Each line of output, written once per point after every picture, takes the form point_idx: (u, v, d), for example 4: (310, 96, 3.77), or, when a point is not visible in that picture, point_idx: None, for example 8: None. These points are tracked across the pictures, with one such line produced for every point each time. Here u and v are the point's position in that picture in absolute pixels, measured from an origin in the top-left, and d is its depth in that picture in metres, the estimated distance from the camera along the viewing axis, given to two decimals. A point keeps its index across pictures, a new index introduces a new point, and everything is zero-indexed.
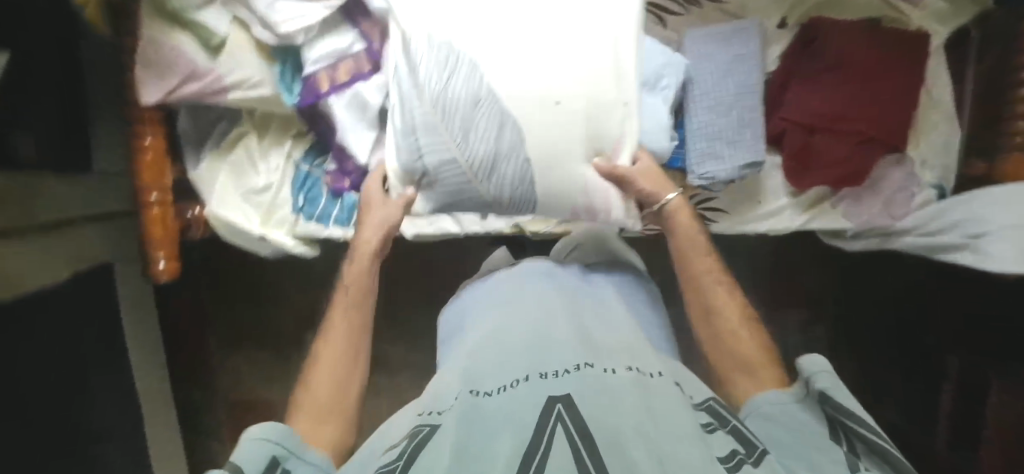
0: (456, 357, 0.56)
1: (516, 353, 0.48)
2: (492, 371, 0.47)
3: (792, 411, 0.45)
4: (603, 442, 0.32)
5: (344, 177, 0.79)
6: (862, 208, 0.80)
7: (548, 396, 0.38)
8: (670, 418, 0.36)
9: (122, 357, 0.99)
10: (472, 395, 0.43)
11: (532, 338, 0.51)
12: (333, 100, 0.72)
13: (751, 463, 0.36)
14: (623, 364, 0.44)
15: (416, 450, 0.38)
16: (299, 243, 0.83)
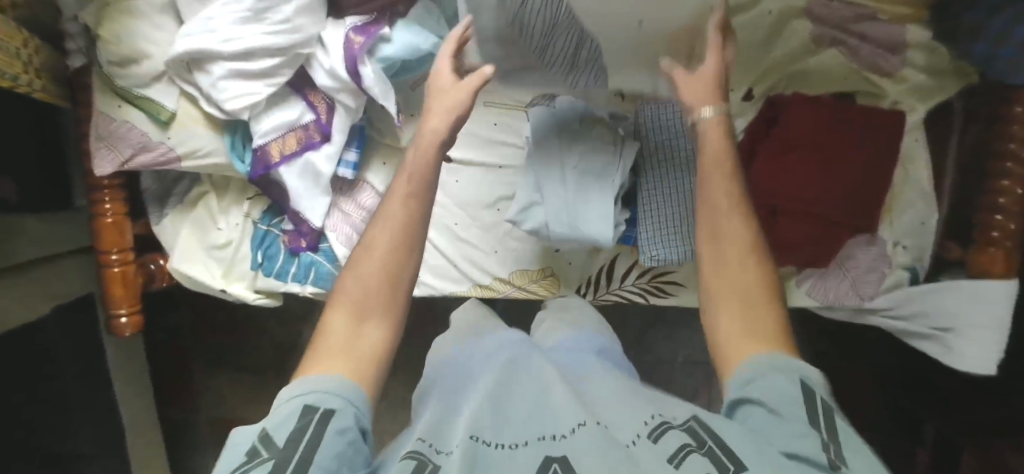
0: (456, 394, 0.47)
1: (527, 409, 0.41)
2: (499, 419, 0.40)
3: (774, 384, 0.37)
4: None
5: (301, 237, 0.80)
6: (829, 289, 0.76)
7: (544, 459, 0.35)
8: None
9: (104, 382, 1.04)
10: (475, 439, 0.37)
11: (529, 389, 0.44)
12: (282, 170, 0.73)
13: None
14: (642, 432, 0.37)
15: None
16: (261, 296, 0.84)
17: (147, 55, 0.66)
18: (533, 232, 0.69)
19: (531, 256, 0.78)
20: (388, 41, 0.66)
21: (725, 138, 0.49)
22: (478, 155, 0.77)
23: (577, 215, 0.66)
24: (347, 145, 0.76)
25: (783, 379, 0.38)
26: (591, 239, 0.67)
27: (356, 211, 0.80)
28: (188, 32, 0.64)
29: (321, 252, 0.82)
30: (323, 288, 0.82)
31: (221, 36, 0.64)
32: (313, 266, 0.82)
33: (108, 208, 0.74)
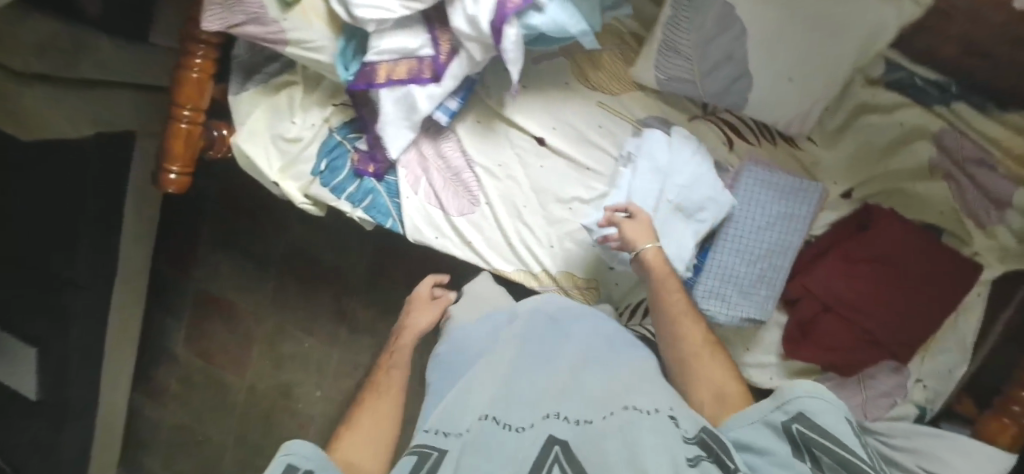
0: (472, 378, 0.60)
1: (527, 400, 0.53)
2: (505, 402, 0.53)
3: (759, 427, 0.46)
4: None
5: (371, 162, 0.79)
6: (840, 397, 0.78)
7: (545, 438, 0.46)
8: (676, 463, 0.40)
9: (117, 221, 1.02)
10: (485, 420, 0.50)
11: (520, 384, 0.56)
12: (383, 93, 0.72)
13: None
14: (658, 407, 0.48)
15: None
16: (308, 202, 0.83)
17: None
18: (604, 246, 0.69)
19: (582, 264, 0.78)
20: (540, 10, 0.63)
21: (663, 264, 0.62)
22: (573, 150, 0.75)
23: (653, 247, 0.66)
24: (453, 94, 0.73)
25: (768, 414, 0.46)
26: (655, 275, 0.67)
27: (432, 158, 0.79)
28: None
29: (383, 184, 0.81)
30: (373, 218, 0.82)
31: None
32: (371, 194, 0.81)
33: (197, 64, 0.72)
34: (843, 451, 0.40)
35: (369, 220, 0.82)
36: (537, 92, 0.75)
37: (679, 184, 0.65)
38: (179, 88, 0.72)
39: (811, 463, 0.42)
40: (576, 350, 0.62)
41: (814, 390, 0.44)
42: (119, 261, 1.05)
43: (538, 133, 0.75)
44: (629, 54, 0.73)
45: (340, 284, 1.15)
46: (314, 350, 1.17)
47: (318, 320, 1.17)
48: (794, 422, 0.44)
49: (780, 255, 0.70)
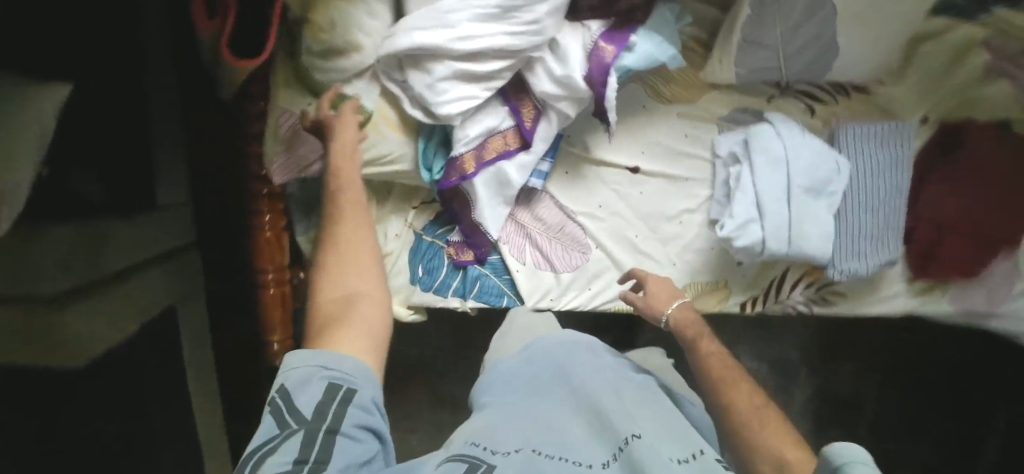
0: (510, 411, 0.52)
1: (580, 439, 0.47)
2: (551, 439, 0.46)
3: None
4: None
5: (471, 249, 0.75)
6: (965, 296, 0.84)
7: None
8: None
9: (185, 400, 0.93)
10: (535, 453, 0.43)
11: (587, 418, 0.50)
12: (476, 181, 0.68)
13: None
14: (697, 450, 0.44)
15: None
16: (414, 313, 0.78)
17: (359, 47, 0.60)
18: (745, 250, 0.69)
19: (707, 270, 0.78)
20: (631, 49, 0.63)
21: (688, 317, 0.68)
22: (667, 168, 0.75)
23: (799, 232, 0.67)
24: (544, 156, 0.70)
25: None
26: (805, 257, 0.68)
27: (532, 223, 0.76)
28: (422, 23, 0.56)
29: (488, 265, 0.77)
30: (487, 303, 0.77)
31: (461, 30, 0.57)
32: (479, 280, 0.77)
33: (268, 218, 0.65)
34: None
35: (483, 306, 0.78)
36: (618, 128, 0.74)
37: (801, 168, 0.67)
38: (261, 252, 0.64)
39: None
40: (620, 384, 0.56)
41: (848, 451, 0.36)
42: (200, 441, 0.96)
43: (630, 163, 0.75)
44: (695, 58, 0.73)
45: (428, 371, 1.11)
46: (424, 446, 1.12)
47: (416, 414, 1.12)
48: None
49: (896, 195, 0.72)
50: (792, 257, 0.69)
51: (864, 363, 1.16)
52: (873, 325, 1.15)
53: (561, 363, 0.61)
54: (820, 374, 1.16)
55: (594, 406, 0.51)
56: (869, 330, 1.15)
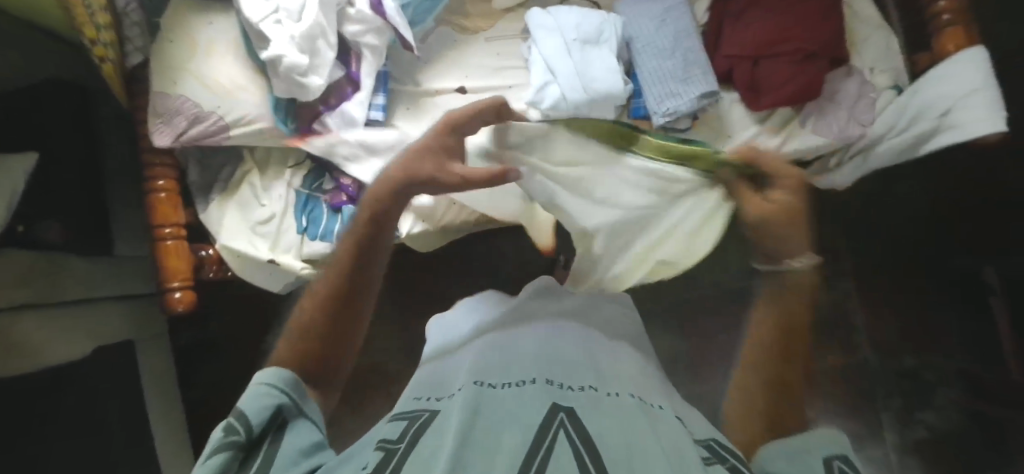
0: (457, 366, 0.56)
1: (532, 364, 0.51)
2: (497, 372, 0.50)
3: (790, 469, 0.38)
4: (606, 460, 0.36)
5: (342, 192, 0.85)
6: (831, 121, 0.82)
7: (554, 403, 0.42)
8: (675, 443, 0.40)
9: (145, 434, 0.97)
10: (478, 386, 0.46)
11: (548, 348, 0.55)
12: (325, 120, 0.81)
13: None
14: (622, 391, 0.48)
15: (419, 432, 0.41)
16: (307, 265, 0.84)
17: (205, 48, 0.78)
18: (554, 111, 0.74)
19: None
20: None
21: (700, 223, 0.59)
22: (490, 81, 0.84)
23: (588, 77, 0.73)
24: (374, 90, 0.82)
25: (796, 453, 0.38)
26: (607, 96, 0.74)
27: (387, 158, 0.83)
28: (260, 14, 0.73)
29: None
30: None
31: (289, 32, 0.74)
32: None
33: (162, 184, 0.78)
34: None
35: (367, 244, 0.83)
36: (438, 61, 0.86)
37: (572, 27, 0.76)
38: (155, 208, 0.77)
39: None
40: (575, 324, 0.63)
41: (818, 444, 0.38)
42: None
43: (454, 86, 0.85)
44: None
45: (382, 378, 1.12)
46: None
47: None
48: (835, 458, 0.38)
49: (685, 37, 0.78)
50: (599, 103, 0.74)
51: (830, 268, 1.08)
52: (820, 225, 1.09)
53: (524, 325, 0.61)
54: None
55: (552, 353, 0.53)
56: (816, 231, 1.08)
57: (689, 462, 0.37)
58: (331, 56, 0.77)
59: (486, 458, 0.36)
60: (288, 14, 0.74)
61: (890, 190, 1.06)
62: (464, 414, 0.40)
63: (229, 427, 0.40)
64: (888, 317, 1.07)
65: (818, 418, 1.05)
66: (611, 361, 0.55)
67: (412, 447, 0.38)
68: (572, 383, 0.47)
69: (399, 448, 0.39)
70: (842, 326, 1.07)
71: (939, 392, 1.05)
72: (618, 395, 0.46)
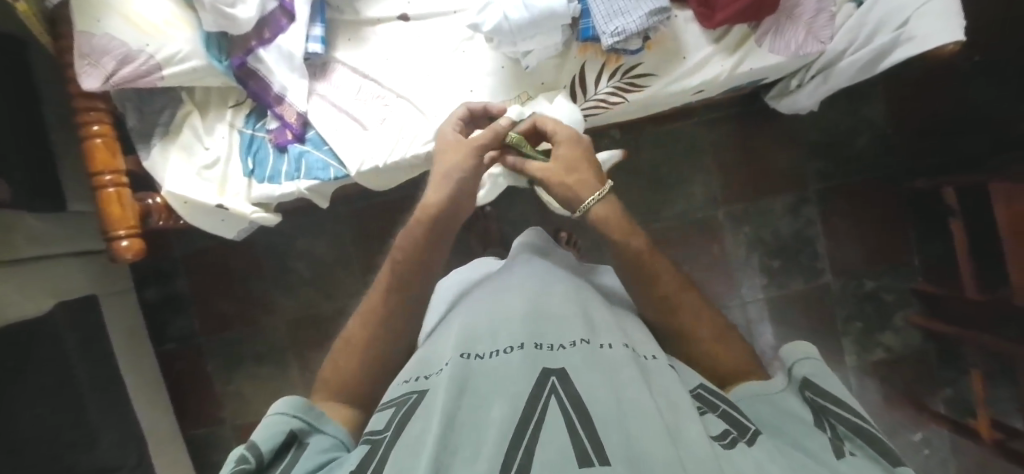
0: (449, 322, 0.58)
1: (517, 322, 0.51)
2: (484, 337, 0.50)
3: (775, 401, 0.45)
4: (595, 420, 0.38)
5: (286, 130, 0.82)
6: (787, 39, 0.79)
7: (542, 367, 0.44)
8: (669, 397, 0.43)
9: (120, 386, 0.96)
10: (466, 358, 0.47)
11: (534, 300, 0.54)
12: (261, 54, 0.79)
13: (746, 443, 0.40)
14: (614, 342, 0.48)
15: (408, 417, 0.43)
16: (258, 209, 0.83)
17: None
18: (496, 32, 0.73)
19: (505, 85, 0.81)
20: None
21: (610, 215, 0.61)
22: (430, 7, 0.85)
23: None
24: (311, 20, 0.82)
25: (778, 391, 0.46)
26: (550, 15, 0.71)
27: (334, 91, 0.84)
28: None
29: (308, 142, 0.83)
30: (317, 179, 0.81)
31: None
32: (303, 157, 0.82)
33: (97, 129, 0.76)
34: (857, 413, 0.42)
35: (317, 184, 0.82)
36: None
37: None
38: (92, 155, 0.75)
39: (832, 434, 0.41)
40: (563, 274, 0.62)
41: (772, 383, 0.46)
42: (144, 431, 0.97)
43: (396, 13, 0.85)
44: None
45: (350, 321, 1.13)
46: None
47: None
48: (805, 390, 0.44)
49: None
50: (542, 23, 0.72)
51: (793, 193, 1.08)
52: (784, 150, 1.08)
53: (512, 279, 0.60)
54: (746, 220, 1.08)
55: (536, 307, 0.53)
56: (779, 157, 1.08)
57: (682, 409, 0.41)
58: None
59: (473, 439, 0.38)
60: None
61: (852, 113, 1.05)
62: (451, 395, 0.41)
63: (241, 457, 0.43)
64: (853, 243, 1.07)
65: (780, 344, 1.07)
66: (598, 304, 0.56)
67: (399, 435, 0.41)
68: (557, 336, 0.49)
69: (386, 437, 0.42)
70: (806, 251, 1.08)
71: (898, 313, 1.06)
72: (612, 346, 0.48)
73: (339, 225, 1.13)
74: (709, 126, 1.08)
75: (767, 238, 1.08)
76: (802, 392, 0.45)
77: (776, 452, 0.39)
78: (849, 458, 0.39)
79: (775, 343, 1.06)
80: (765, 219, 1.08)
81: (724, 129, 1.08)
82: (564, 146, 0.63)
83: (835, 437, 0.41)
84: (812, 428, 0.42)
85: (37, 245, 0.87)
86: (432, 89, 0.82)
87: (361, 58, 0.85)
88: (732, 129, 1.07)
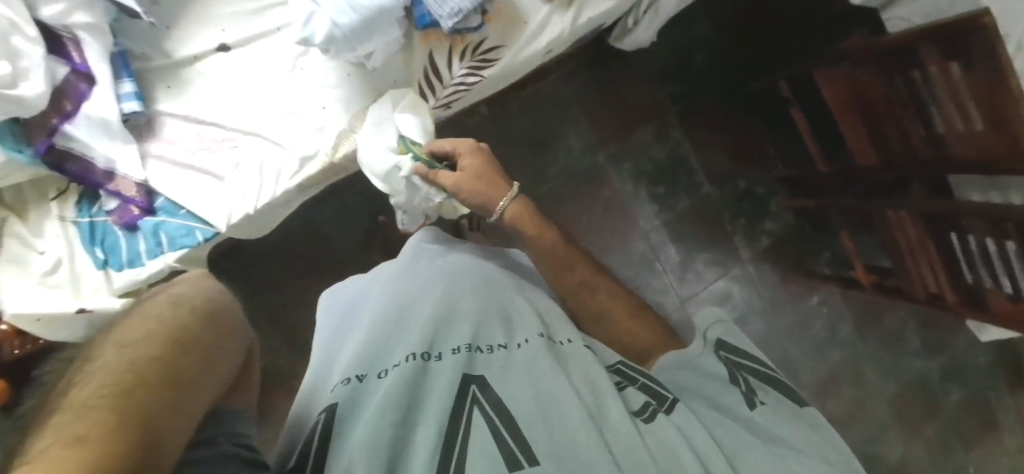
0: (359, 329, 0.59)
1: (434, 330, 0.55)
2: (404, 346, 0.53)
3: (695, 363, 0.56)
4: (516, 422, 0.45)
5: (130, 206, 0.73)
6: None
7: (463, 375, 0.49)
8: (584, 378, 0.51)
9: None
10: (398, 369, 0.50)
11: (446, 306, 0.59)
12: (69, 131, 0.68)
13: (664, 412, 0.48)
14: (530, 336, 0.55)
15: (334, 435, 0.45)
16: (129, 299, 0.74)
17: None
18: (330, 42, 0.68)
19: (358, 92, 0.77)
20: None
21: (528, 213, 0.69)
22: (251, 28, 0.77)
23: None
24: (115, 77, 0.72)
25: (698, 352, 0.57)
26: (379, 12, 0.68)
27: (170, 148, 0.75)
28: None
29: (161, 212, 0.74)
30: (185, 247, 0.74)
31: None
32: (160, 229, 0.74)
33: None
34: (764, 368, 0.55)
35: (185, 253, 0.74)
36: (182, 22, 0.77)
37: None
38: None
39: (744, 387, 0.53)
40: (470, 270, 0.66)
41: (690, 350, 0.57)
42: None
43: (214, 45, 0.77)
44: None
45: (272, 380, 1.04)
46: None
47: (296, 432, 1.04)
48: (721, 350, 0.57)
49: None
50: (373, 21, 0.68)
51: (658, 120, 1.14)
52: (639, 83, 1.13)
53: (417, 284, 0.63)
54: (624, 156, 1.14)
55: (451, 315, 0.57)
56: (637, 90, 1.13)
57: (602, 388, 0.49)
58: (38, 53, 0.65)
59: (404, 453, 0.43)
60: None
61: (686, 35, 1.12)
62: (376, 411, 0.45)
63: None
64: (720, 151, 1.16)
65: (686, 258, 1.15)
66: (508, 300, 0.62)
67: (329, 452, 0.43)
68: (480, 344, 0.54)
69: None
70: (684, 170, 1.16)
71: (772, 200, 1.17)
72: (528, 343, 0.54)
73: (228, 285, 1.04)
74: (567, 78, 1.11)
75: (647, 167, 1.15)
76: (720, 353, 0.57)
77: (689, 416, 0.48)
78: (759, 406, 0.51)
79: (681, 259, 1.15)
80: (641, 152, 1.14)
81: (581, 78, 1.11)
82: (467, 156, 0.70)
83: (748, 390, 0.52)
84: (730, 383, 0.53)
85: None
86: (280, 116, 0.76)
87: (192, 104, 0.77)
88: (588, 76, 1.11)
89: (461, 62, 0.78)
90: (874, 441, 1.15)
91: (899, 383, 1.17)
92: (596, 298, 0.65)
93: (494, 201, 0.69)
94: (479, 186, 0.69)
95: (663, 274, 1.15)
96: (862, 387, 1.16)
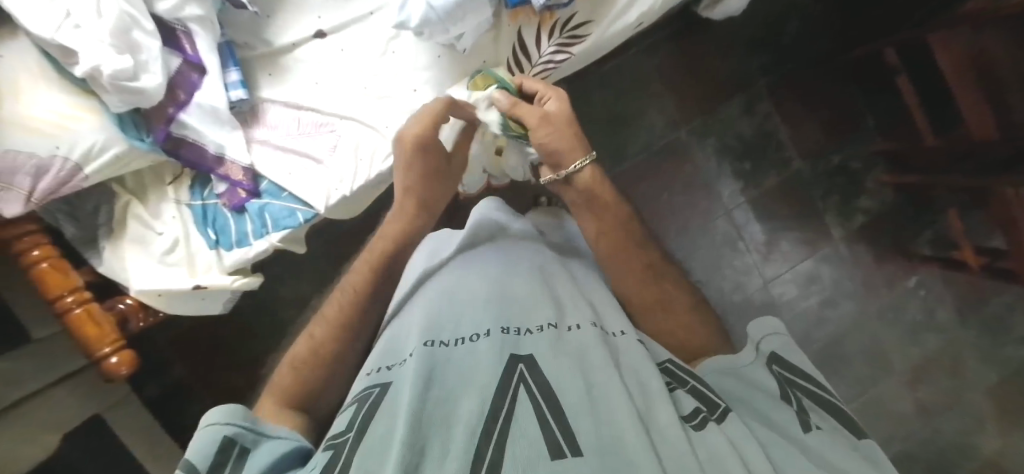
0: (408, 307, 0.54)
1: (481, 307, 0.49)
2: (450, 324, 0.48)
3: (742, 374, 0.47)
4: (564, 410, 0.38)
5: (238, 188, 0.77)
6: None
7: (511, 356, 0.43)
8: (638, 378, 0.43)
9: None
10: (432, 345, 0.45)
11: (497, 285, 0.53)
12: (183, 119, 0.72)
13: (715, 421, 0.40)
14: (582, 322, 0.48)
15: (370, 414, 0.39)
16: (239, 276, 0.79)
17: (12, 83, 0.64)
18: (425, 24, 0.69)
19: (447, 73, 0.77)
20: None
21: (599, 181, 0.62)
22: (344, 13, 0.79)
23: None
24: (223, 67, 0.76)
25: (746, 364, 0.48)
26: None
27: (272, 133, 0.79)
28: (51, 29, 0.61)
29: (265, 194, 0.78)
30: (288, 228, 0.77)
31: (95, 35, 0.63)
32: (266, 211, 0.78)
33: (37, 255, 0.69)
34: (821, 390, 0.45)
35: (288, 233, 0.78)
36: (281, 9, 0.80)
37: None
38: (43, 280, 0.69)
39: (796, 406, 0.44)
40: (527, 251, 0.60)
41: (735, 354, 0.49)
42: None
43: (311, 31, 0.79)
44: None
45: None
46: None
47: None
48: (774, 365, 0.47)
49: None
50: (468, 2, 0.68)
51: (744, 93, 1.09)
52: (725, 54, 1.08)
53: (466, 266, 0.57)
54: (708, 131, 1.10)
55: (503, 293, 0.52)
56: (721, 61, 1.08)
57: (654, 391, 0.41)
58: (155, 46, 0.68)
59: (444, 433, 0.37)
60: (84, 14, 0.63)
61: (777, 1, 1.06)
62: (417, 387, 0.39)
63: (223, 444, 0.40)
64: (811, 124, 1.10)
65: (772, 237, 1.11)
66: (559, 283, 0.55)
67: (362, 434, 0.38)
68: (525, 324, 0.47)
69: (348, 439, 0.38)
70: (771, 144, 1.10)
71: (868, 175, 1.10)
72: (580, 329, 0.47)
73: (317, 262, 1.08)
74: (649, 51, 1.07)
75: (732, 143, 1.10)
76: (772, 367, 0.47)
77: (744, 429, 0.39)
78: (814, 430, 0.41)
79: (766, 238, 1.10)
80: (725, 126, 1.10)
81: (663, 50, 1.07)
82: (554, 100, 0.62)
83: (798, 409, 0.43)
84: (780, 401, 0.44)
85: (24, 385, 0.80)
86: (370, 99, 0.78)
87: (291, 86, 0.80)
88: (671, 49, 1.07)
89: (549, 39, 0.77)
90: (974, 433, 1.07)
91: (1006, 373, 1.08)
92: (660, 283, 0.58)
93: (559, 157, 0.61)
94: (552, 134, 0.60)
95: (747, 254, 1.11)
96: (963, 374, 1.09)
